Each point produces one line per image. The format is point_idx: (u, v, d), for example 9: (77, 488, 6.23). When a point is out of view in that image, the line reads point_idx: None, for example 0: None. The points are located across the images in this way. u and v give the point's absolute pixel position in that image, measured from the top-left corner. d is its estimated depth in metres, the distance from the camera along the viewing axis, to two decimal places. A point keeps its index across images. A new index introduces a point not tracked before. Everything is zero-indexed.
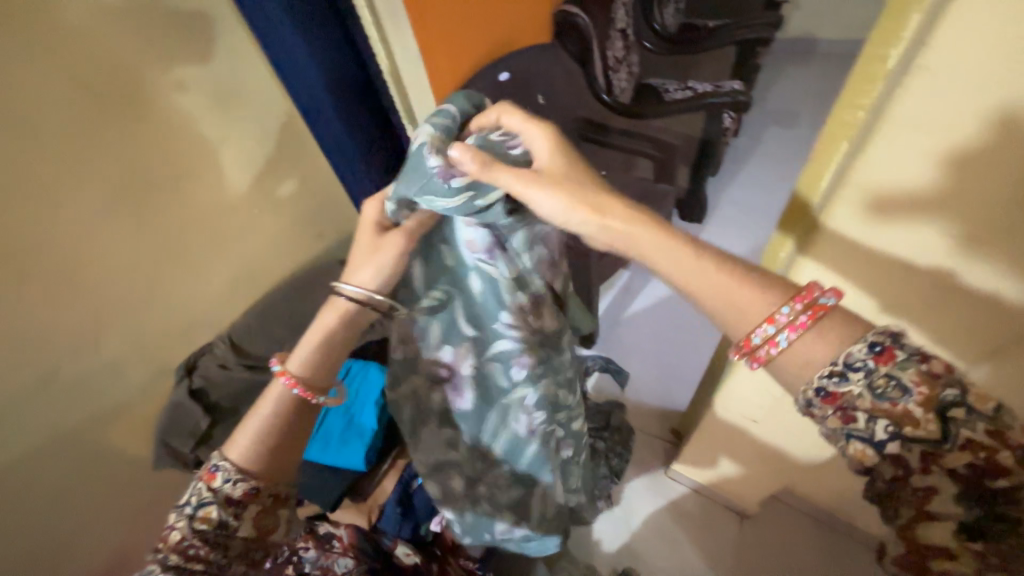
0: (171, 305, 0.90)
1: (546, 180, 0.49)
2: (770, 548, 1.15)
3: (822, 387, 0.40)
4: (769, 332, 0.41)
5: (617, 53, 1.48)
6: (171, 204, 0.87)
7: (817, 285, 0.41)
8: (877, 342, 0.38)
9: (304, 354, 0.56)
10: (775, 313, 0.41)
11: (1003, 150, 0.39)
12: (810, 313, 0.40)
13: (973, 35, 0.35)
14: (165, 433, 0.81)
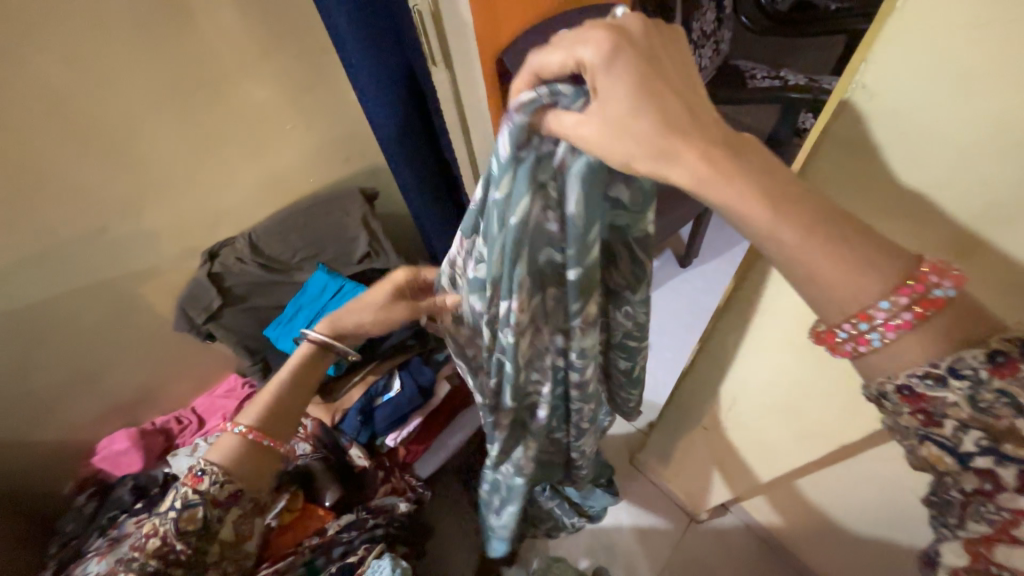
0: (205, 195, 1.02)
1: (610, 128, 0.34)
2: (708, 553, 1.16)
3: (908, 385, 0.34)
4: (860, 330, 0.34)
5: (706, 27, 1.52)
6: (213, 105, 0.95)
7: (935, 270, 0.32)
8: (999, 350, 0.32)
9: (257, 412, 0.65)
10: (873, 307, 0.33)
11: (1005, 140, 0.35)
12: (915, 311, 0.32)
13: (958, 23, 0.32)
14: (184, 302, 0.98)
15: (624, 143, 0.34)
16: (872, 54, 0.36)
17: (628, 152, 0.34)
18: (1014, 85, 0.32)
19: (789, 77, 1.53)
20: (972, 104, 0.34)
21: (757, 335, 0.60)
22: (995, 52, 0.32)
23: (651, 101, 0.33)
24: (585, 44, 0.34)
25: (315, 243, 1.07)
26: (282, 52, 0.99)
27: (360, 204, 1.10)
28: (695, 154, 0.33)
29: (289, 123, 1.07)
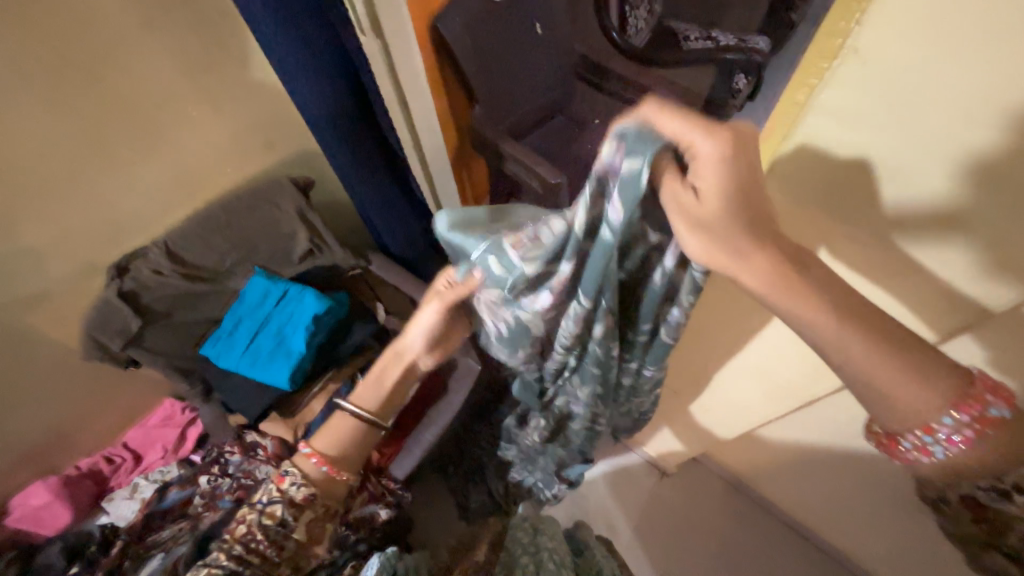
0: (98, 200, 0.86)
1: (706, 229, 0.36)
2: (680, 502, 1.24)
3: (974, 494, 0.41)
4: (923, 443, 0.38)
5: None
6: (89, 92, 0.78)
7: (988, 389, 0.37)
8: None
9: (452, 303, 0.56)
10: (935, 424, 0.37)
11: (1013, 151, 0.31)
12: (974, 428, 0.36)
13: (928, 18, 0.28)
14: (92, 328, 0.84)
15: (725, 243, 0.36)
16: (870, 12, 0.30)
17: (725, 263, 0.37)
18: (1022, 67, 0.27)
19: (720, 37, 1.59)
20: (968, 81, 0.29)
21: (733, 306, 0.60)
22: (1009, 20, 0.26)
23: (738, 203, 0.36)
24: (705, 141, 0.35)
25: (247, 246, 0.96)
26: (174, 24, 0.82)
27: (292, 196, 0.98)
28: (767, 259, 0.36)
29: (194, 108, 0.92)
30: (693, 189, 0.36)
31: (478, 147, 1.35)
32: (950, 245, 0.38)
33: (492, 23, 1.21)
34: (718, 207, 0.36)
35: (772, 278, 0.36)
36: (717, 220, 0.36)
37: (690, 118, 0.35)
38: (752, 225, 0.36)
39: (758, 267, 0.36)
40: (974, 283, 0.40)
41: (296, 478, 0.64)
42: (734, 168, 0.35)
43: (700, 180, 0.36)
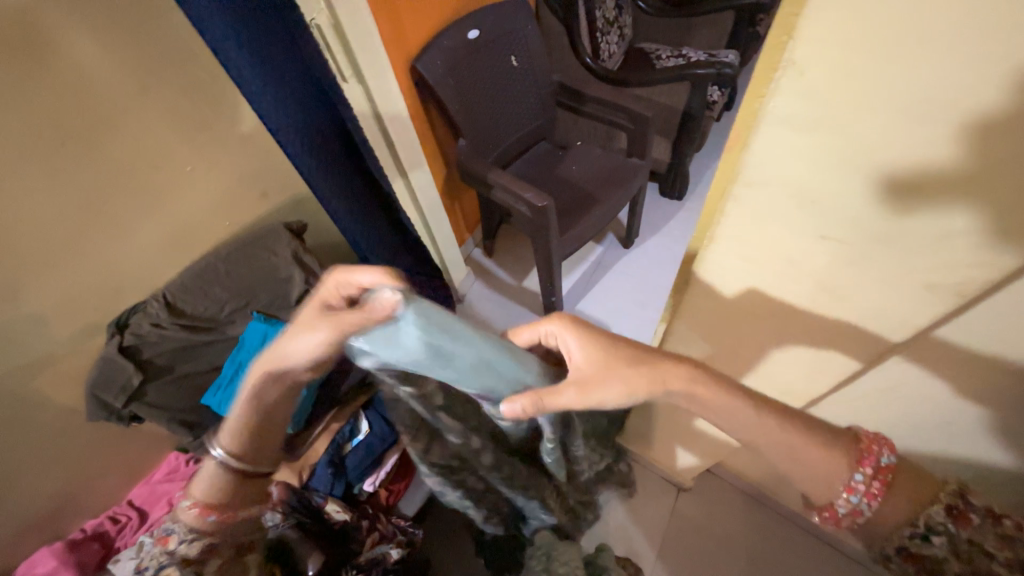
0: (97, 261, 0.88)
1: (601, 378, 0.48)
2: (700, 518, 1.21)
3: (905, 545, 0.44)
4: (852, 504, 0.46)
5: (608, 14, 1.60)
6: (85, 160, 0.81)
7: (876, 440, 0.47)
8: (950, 503, 0.42)
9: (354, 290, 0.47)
10: (850, 482, 0.46)
11: (973, 141, 0.31)
12: (879, 479, 0.45)
13: (861, 27, 0.29)
14: (93, 386, 0.82)
15: (612, 382, 0.48)
16: (802, 28, 0.30)
17: (615, 390, 0.48)
18: (957, 57, 0.28)
19: (691, 54, 1.66)
20: (908, 79, 0.29)
21: (722, 311, 0.61)
22: (934, 21, 0.27)
23: (620, 359, 0.49)
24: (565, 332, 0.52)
25: (246, 293, 0.98)
26: (166, 89, 0.87)
27: (288, 240, 1.01)
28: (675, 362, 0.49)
29: (188, 165, 0.95)
30: (572, 356, 0.52)
31: (465, 178, 1.38)
32: (927, 243, 0.38)
33: (468, 61, 1.28)
34: (599, 366, 0.49)
35: (692, 378, 0.48)
36: (599, 377, 0.48)
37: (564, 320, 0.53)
38: (635, 360, 0.49)
39: (666, 373, 0.48)
40: (967, 273, 0.39)
41: (185, 532, 0.51)
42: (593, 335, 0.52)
43: (579, 358, 0.51)
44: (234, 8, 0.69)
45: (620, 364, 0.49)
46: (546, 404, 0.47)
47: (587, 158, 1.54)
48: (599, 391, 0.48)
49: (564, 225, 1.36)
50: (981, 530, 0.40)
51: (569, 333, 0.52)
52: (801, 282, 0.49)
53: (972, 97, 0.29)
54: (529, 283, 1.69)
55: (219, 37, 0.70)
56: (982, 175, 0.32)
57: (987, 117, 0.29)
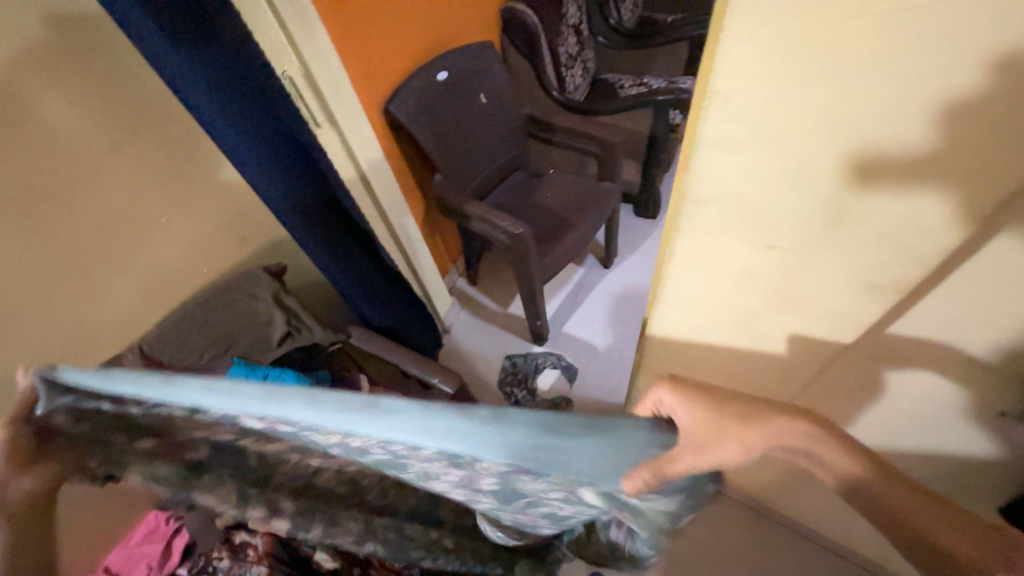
0: (71, 317, 0.86)
1: (716, 445, 0.40)
2: (701, 533, 1.19)
3: None
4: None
5: (570, 50, 1.70)
6: (61, 216, 0.81)
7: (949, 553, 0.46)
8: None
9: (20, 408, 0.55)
10: None
11: (887, 150, 0.34)
12: None
13: (772, 58, 0.32)
14: None
15: (723, 448, 0.40)
16: (722, 61, 0.34)
17: (725, 455, 0.40)
18: (855, 77, 0.31)
19: (651, 82, 1.77)
20: (820, 99, 0.33)
21: (692, 324, 0.63)
22: (833, 51, 0.30)
23: (723, 416, 0.42)
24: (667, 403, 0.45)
25: (225, 339, 0.97)
26: (141, 143, 0.88)
27: (268, 283, 1.03)
28: (780, 418, 0.42)
29: (164, 215, 0.96)
30: (675, 422, 0.44)
31: (443, 211, 1.41)
32: (864, 246, 0.41)
33: (439, 101, 1.33)
34: (715, 421, 0.42)
35: (784, 427, 0.42)
36: (714, 436, 0.41)
37: (684, 387, 0.44)
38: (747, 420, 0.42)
39: (773, 426, 0.42)
40: (904, 273, 0.42)
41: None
42: (706, 395, 0.43)
43: (684, 422, 0.43)
44: (209, 66, 0.72)
45: (735, 418, 0.42)
46: (667, 475, 0.39)
47: (561, 184, 1.60)
48: (717, 452, 0.40)
49: (543, 250, 1.39)
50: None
51: (674, 397, 0.44)
52: (761, 290, 0.51)
53: (877, 112, 0.32)
54: (513, 309, 1.71)
55: (195, 93, 0.73)
56: (899, 179, 0.35)
57: (892, 128, 0.33)
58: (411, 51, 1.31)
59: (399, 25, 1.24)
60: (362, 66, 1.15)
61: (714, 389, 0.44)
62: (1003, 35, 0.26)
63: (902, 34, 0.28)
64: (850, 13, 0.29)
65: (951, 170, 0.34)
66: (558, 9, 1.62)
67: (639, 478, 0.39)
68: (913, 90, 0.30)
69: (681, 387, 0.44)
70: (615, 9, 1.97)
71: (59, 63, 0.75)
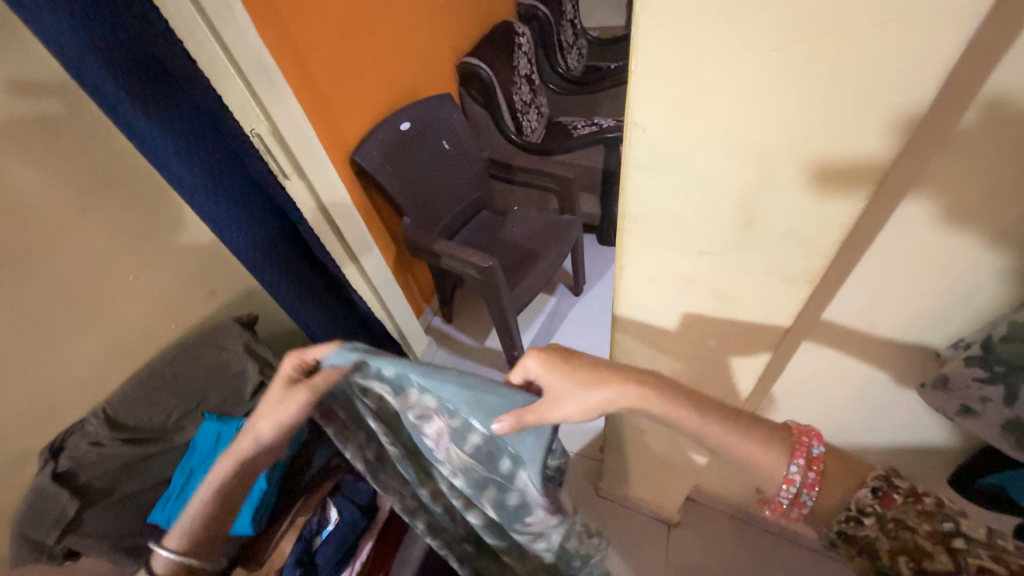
0: (31, 384, 0.83)
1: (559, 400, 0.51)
2: (696, 551, 1.18)
3: (873, 493, 0.48)
4: (792, 492, 0.50)
5: (524, 97, 1.84)
6: (23, 281, 0.80)
7: (807, 432, 0.52)
8: (877, 487, 0.48)
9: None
10: (787, 474, 0.50)
11: (772, 166, 0.41)
12: (813, 469, 0.50)
13: (672, 94, 0.40)
14: (20, 526, 0.73)
15: (605, 390, 0.52)
16: (635, 97, 0.41)
17: (609, 396, 0.52)
18: (736, 106, 0.38)
19: (601, 122, 1.92)
20: (714, 125, 0.40)
21: (651, 332, 0.67)
22: (715, 88, 0.38)
23: (564, 374, 0.53)
24: (527, 364, 0.54)
25: (196, 393, 0.97)
26: (108, 205, 0.90)
27: (240, 334, 1.03)
28: (581, 376, 0.53)
29: (131, 273, 0.96)
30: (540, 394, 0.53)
31: (413, 252, 1.46)
32: (776, 246, 0.47)
33: (403, 149, 1.41)
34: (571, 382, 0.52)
35: (619, 387, 0.52)
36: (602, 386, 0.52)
37: (542, 359, 0.54)
38: (611, 369, 0.54)
39: (615, 389, 0.52)
40: (815, 268, 0.48)
41: None
42: (556, 358, 0.54)
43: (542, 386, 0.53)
44: (176, 129, 0.78)
45: (595, 374, 0.53)
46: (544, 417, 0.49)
47: (525, 219, 1.68)
48: (614, 393, 0.52)
49: (513, 282, 1.45)
50: (904, 508, 0.45)
51: (543, 367, 0.53)
52: (705, 293, 0.56)
53: (757, 133, 0.39)
54: (490, 343, 1.73)
55: (164, 154, 0.78)
56: (788, 188, 0.42)
57: (771, 147, 0.40)
58: (374, 105, 1.40)
59: (361, 84, 1.33)
60: (327, 121, 1.22)
61: (580, 358, 0.54)
62: (828, 73, 0.34)
63: (763, 73, 0.36)
64: (722, 58, 0.36)
65: (825, 178, 0.40)
66: (510, 62, 1.77)
67: (505, 419, 0.46)
68: (780, 115, 0.38)
69: (535, 362, 0.54)
70: (562, 60, 2.17)
71: (27, 134, 0.77)
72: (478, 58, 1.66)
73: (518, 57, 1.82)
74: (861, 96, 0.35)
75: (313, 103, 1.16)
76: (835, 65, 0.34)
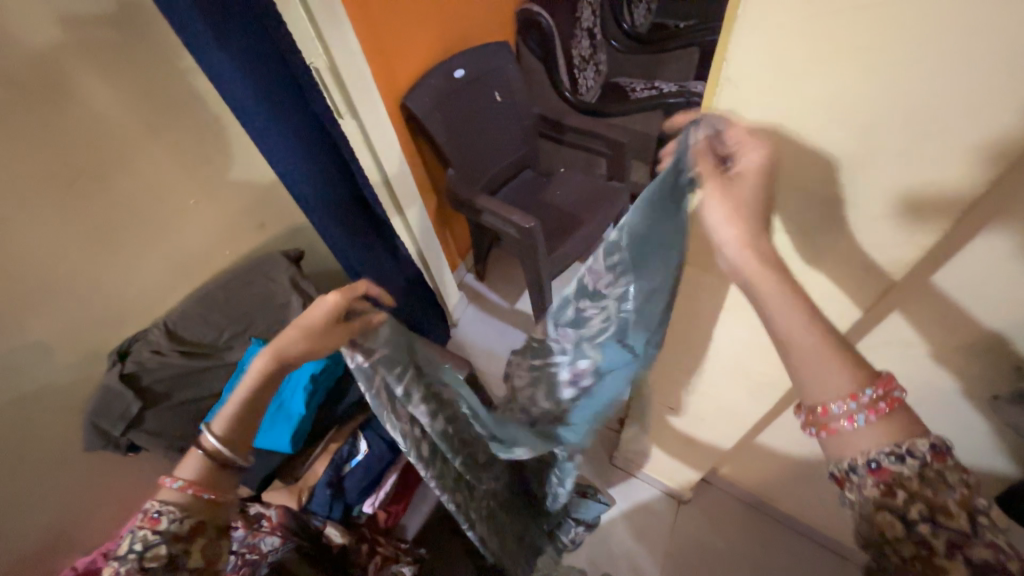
0: (102, 292, 0.90)
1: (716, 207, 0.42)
2: (702, 529, 1.20)
3: (928, 445, 0.39)
4: (847, 410, 0.40)
5: (583, 52, 1.74)
6: (98, 194, 0.85)
7: (896, 378, 0.41)
8: (935, 442, 0.40)
9: (195, 461, 0.54)
10: (859, 391, 0.40)
11: (876, 141, 0.37)
12: (887, 401, 0.40)
13: (777, 47, 0.35)
14: (94, 415, 0.83)
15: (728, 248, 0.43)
16: (733, 49, 0.37)
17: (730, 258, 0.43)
18: (854, 66, 0.34)
19: (662, 86, 1.80)
20: (819, 88, 0.36)
21: (699, 309, 0.65)
22: (831, 43, 0.34)
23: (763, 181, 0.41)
24: (749, 149, 0.41)
25: (244, 318, 1.02)
26: (172, 128, 0.92)
27: (285, 267, 1.07)
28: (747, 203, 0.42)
29: (191, 198, 1.00)
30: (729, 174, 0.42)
31: (455, 205, 1.44)
32: (863, 230, 0.44)
33: (455, 98, 1.37)
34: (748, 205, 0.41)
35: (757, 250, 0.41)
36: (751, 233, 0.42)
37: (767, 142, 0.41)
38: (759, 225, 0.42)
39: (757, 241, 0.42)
40: (905, 258, 0.44)
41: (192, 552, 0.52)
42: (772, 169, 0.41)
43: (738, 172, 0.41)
44: (247, 58, 0.78)
45: (753, 226, 0.42)
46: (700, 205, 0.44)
47: (570, 183, 1.63)
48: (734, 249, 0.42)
49: (550, 246, 1.42)
50: (954, 470, 0.38)
51: (753, 162, 0.41)
52: None
53: (867, 99, 0.35)
54: (521, 305, 1.73)
55: (232, 81, 0.78)
56: (893, 165, 0.38)
57: (882, 118, 0.36)
58: (430, 48, 1.35)
59: (419, 23, 1.28)
60: (382, 61, 1.19)
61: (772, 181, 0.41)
62: (979, 29, 0.29)
63: (891, 28, 0.31)
64: (848, 7, 0.32)
65: (943, 156, 0.36)
66: (573, 12, 1.66)
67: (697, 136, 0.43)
68: (900, 80, 0.33)
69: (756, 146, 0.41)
70: (628, 14, 2.01)
71: (102, 51, 0.79)
72: (540, 4, 1.56)
73: (582, 6, 1.70)
74: (1009, 62, 0.30)
75: (371, 42, 1.13)
76: (993, 20, 0.29)
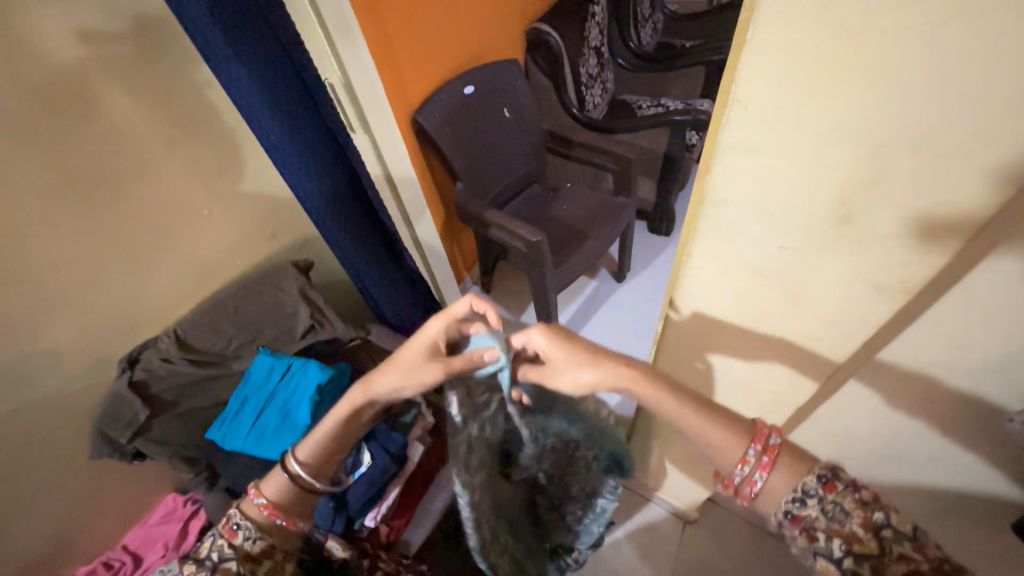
0: (116, 298, 0.92)
1: (557, 369, 0.57)
2: (710, 550, 1.17)
3: (817, 481, 0.46)
4: (746, 473, 0.50)
5: (591, 70, 1.77)
6: (116, 203, 0.87)
7: (766, 424, 0.51)
8: (822, 473, 0.46)
9: (278, 481, 0.60)
10: (744, 453, 0.50)
11: (886, 161, 0.37)
12: (768, 452, 0.49)
13: (785, 68, 0.36)
14: (101, 421, 0.84)
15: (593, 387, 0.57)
16: (742, 71, 0.38)
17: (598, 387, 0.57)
18: (862, 88, 0.34)
19: (669, 104, 1.82)
20: (827, 109, 0.37)
21: (708, 326, 0.65)
22: (838, 65, 0.34)
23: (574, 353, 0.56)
24: (532, 335, 0.58)
25: (253, 327, 1.03)
26: (190, 140, 0.94)
27: (295, 277, 1.07)
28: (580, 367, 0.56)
29: (206, 208, 1.02)
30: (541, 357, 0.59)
31: (463, 218, 1.46)
32: (873, 248, 0.44)
33: (464, 113, 1.40)
34: (564, 354, 0.57)
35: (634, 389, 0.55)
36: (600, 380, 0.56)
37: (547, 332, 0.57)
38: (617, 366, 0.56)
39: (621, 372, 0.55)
40: (916, 277, 0.44)
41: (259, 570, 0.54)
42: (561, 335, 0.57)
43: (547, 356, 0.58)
44: (264, 73, 0.80)
45: (600, 361, 0.55)
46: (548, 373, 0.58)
47: (577, 198, 1.64)
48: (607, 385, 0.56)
49: (557, 260, 1.43)
50: (844, 495, 0.44)
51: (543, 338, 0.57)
52: (777, 291, 0.53)
53: (874, 120, 0.35)
54: (527, 318, 1.73)
55: (249, 95, 0.80)
56: (905, 183, 0.38)
57: (890, 138, 0.36)
58: (441, 65, 1.38)
59: (431, 41, 1.31)
60: (394, 77, 1.21)
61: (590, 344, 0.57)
62: (985, 52, 0.30)
63: (897, 50, 0.32)
64: (855, 31, 0.32)
65: (952, 175, 0.36)
66: (581, 32, 1.69)
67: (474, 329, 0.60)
68: (908, 101, 0.34)
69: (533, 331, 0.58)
70: (635, 33, 2.05)
71: (127, 66, 0.82)
72: (549, 24, 1.59)
73: (591, 26, 1.74)
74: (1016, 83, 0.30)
75: (384, 59, 1.16)
76: (999, 43, 0.29)
